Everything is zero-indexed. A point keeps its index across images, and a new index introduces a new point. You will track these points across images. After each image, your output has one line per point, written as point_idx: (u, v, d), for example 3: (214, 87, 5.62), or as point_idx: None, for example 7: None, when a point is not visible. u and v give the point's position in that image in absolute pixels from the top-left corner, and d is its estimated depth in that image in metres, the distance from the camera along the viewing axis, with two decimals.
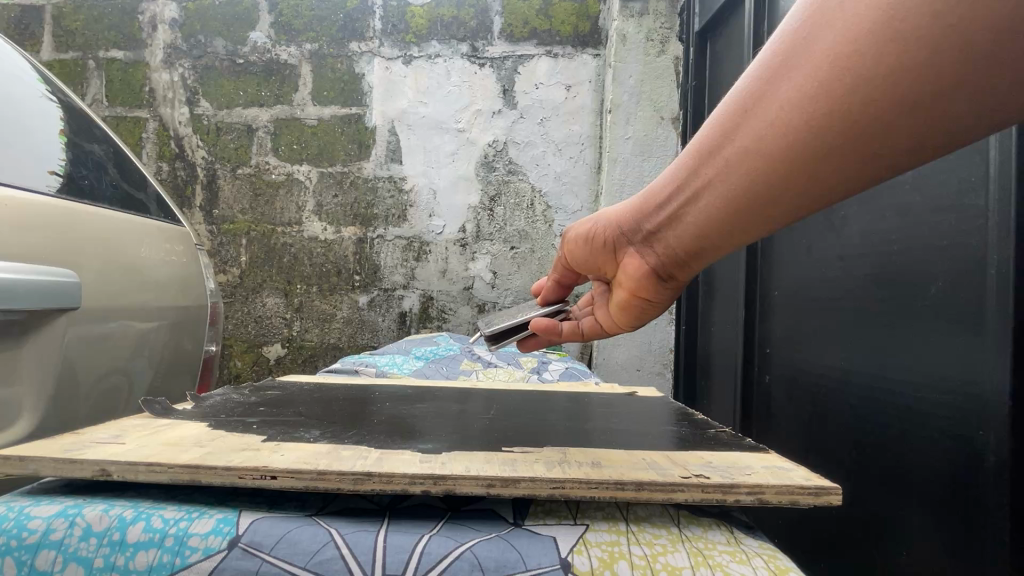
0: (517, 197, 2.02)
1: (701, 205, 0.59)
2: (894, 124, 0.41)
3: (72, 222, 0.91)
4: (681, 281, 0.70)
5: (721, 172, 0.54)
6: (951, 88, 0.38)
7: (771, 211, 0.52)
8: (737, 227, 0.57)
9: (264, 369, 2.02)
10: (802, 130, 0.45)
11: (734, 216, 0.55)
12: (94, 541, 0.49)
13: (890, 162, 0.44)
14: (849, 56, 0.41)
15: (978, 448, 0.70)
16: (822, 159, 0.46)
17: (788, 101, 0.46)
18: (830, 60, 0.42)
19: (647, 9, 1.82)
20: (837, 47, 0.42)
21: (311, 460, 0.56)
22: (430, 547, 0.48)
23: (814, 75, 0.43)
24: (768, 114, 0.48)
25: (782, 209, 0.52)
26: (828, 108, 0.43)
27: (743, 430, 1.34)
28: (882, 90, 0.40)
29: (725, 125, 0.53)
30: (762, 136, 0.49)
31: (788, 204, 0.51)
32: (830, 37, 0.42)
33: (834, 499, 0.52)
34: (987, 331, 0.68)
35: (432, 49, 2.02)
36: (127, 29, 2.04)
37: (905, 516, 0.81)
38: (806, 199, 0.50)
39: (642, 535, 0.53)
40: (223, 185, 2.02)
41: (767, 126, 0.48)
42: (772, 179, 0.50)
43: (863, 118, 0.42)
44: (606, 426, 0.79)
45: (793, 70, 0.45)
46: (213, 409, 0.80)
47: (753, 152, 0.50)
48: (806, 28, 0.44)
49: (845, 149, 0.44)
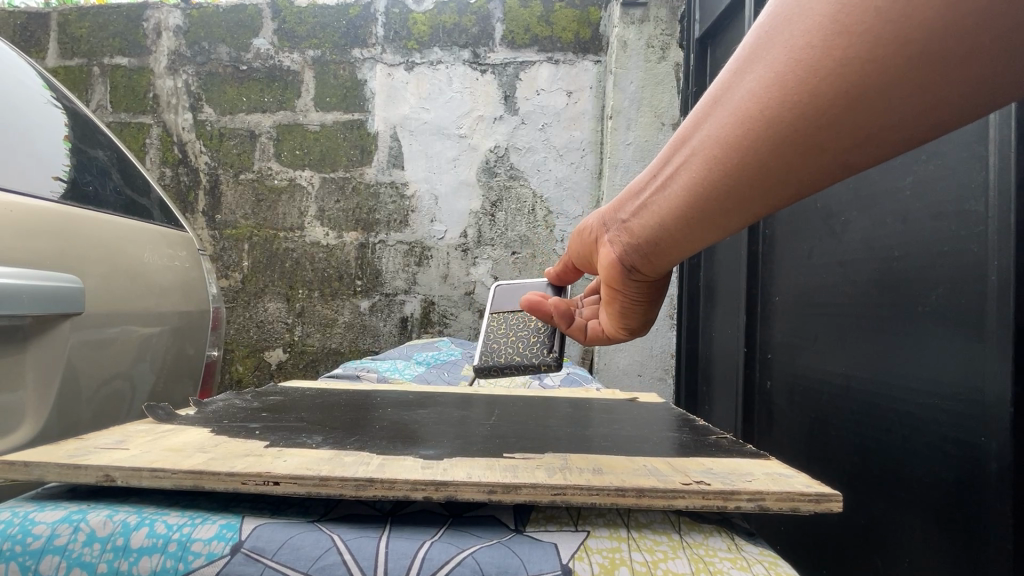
0: (518, 203, 2.02)
1: (667, 202, 0.56)
2: (843, 120, 0.40)
3: (77, 229, 0.92)
4: (653, 277, 0.65)
5: (681, 169, 0.53)
6: (898, 83, 0.37)
7: (739, 208, 0.50)
8: (695, 228, 0.55)
9: (265, 373, 2.03)
10: (756, 124, 0.44)
11: (692, 216, 0.54)
12: (98, 546, 0.49)
13: (860, 154, 0.41)
14: (802, 48, 0.40)
15: (980, 454, 0.70)
16: (788, 151, 0.43)
17: (745, 94, 0.45)
18: (786, 52, 0.41)
19: (647, 16, 1.83)
20: (794, 40, 0.41)
21: (314, 466, 0.56)
22: (431, 553, 0.49)
23: (772, 68, 0.42)
24: (727, 107, 0.47)
25: (751, 204, 0.49)
26: (780, 101, 0.42)
27: (744, 436, 1.34)
28: (831, 82, 0.39)
29: (692, 121, 0.52)
30: (720, 130, 0.47)
31: (756, 200, 0.48)
32: (789, 30, 0.41)
33: (835, 506, 0.52)
34: (988, 337, 0.69)
35: (434, 55, 2.03)
36: (131, 36, 2.06)
37: (907, 522, 0.81)
38: (760, 198, 0.48)
39: (643, 542, 0.53)
40: (226, 190, 2.03)
41: (731, 120, 0.46)
42: (727, 177, 0.48)
43: (814, 111, 0.40)
44: (607, 432, 0.79)
45: (753, 63, 0.44)
46: (216, 415, 0.81)
47: (718, 146, 0.48)
48: (769, 21, 0.43)
49: (798, 145, 0.43)
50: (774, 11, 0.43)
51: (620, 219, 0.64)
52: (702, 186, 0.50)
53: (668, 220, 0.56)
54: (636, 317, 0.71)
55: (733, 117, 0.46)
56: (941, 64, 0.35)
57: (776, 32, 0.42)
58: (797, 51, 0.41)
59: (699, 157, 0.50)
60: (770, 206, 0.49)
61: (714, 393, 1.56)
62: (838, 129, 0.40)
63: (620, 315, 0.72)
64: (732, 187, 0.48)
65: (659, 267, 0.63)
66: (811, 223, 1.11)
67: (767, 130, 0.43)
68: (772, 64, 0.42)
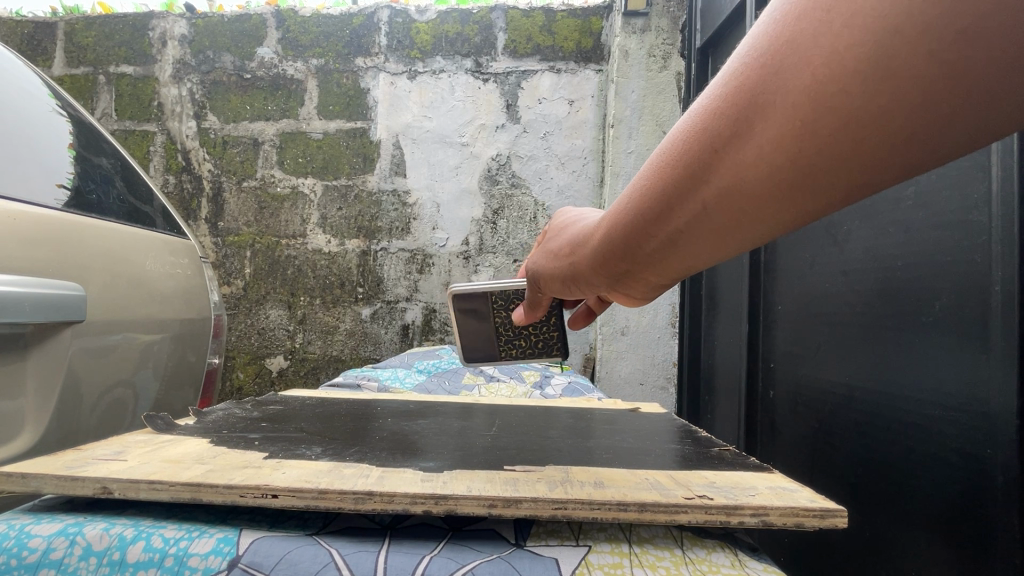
0: (520, 211, 2.03)
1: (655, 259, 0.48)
2: (864, 179, 0.33)
3: (78, 237, 0.92)
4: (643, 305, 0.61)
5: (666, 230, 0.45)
6: (936, 138, 0.30)
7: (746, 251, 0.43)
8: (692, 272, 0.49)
9: (266, 382, 2.02)
10: (749, 187, 0.36)
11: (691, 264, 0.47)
12: (93, 560, 0.49)
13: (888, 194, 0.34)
14: (803, 104, 0.32)
15: (987, 467, 0.69)
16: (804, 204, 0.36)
17: (733, 158, 0.36)
18: (780, 108, 0.33)
19: (649, 25, 1.84)
20: (789, 93, 0.32)
21: (313, 478, 0.55)
22: (431, 568, 0.48)
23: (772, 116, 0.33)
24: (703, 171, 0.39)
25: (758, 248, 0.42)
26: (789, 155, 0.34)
27: (747, 448, 1.32)
28: (846, 143, 0.31)
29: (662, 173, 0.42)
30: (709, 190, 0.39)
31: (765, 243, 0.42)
32: (782, 79, 0.32)
33: (840, 522, 0.52)
34: (993, 348, 0.68)
35: (436, 65, 2.05)
36: (137, 45, 2.08)
37: (912, 537, 0.80)
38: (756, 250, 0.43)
39: (646, 557, 0.52)
40: (228, 198, 2.04)
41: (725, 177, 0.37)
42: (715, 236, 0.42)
43: (823, 173, 0.34)
44: (609, 444, 0.78)
45: (729, 119, 0.36)
46: (215, 425, 0.80)
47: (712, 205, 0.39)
48: (748, 65, 0.34)
49: (799, 205, 0.36)
50: (754, 52, 0.34)
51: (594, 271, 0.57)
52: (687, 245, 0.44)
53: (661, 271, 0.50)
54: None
55: (718, 180, 0.38)
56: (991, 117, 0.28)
57: (763, 82, 0.33)
58: (796, 107, 0.32)
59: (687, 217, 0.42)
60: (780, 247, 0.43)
61: (717, 403, 1.55)
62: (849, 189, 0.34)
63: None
64: (722, 245, 0.42)
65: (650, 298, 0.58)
66: (813, 233, 1.11)
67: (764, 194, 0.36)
68: (763, 119, 0.34)
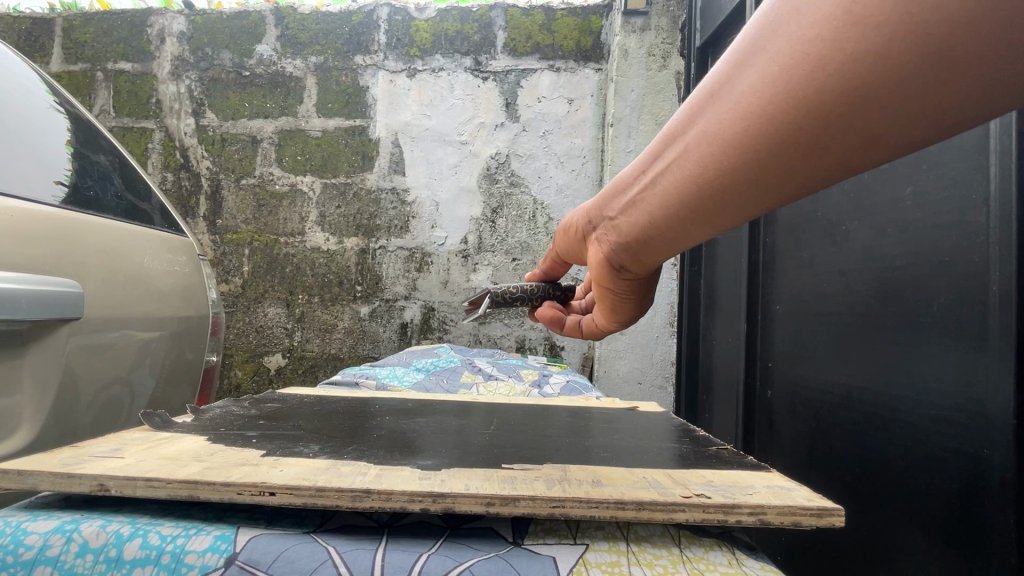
0: (519, 209, 2.03)
1: (662, 196, 0.57)
2: (830, 129, 0.40)
3: (75, 234, 0.91)
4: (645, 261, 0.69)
5: (674, 169, 0.54)
6: (891, 98, 0.37)
7: (732, 203, 0.51)
8: (686, 222, 0.57)
9: (264, 379, 2.02)
10: (732, 131, 0.46)
11: (687, 210, 0.55)
12: (89, 557, 0.49)
13: (852, 153, 0.41)
14: (791, 52, 0.40)
15: (983, 466, 0.69)
16: (779, 152, 0.44)
17: (733, 98, 0.45)
18: (774, 56, 0.41)
19: (649, 25, 1.84)
20: (781, 43, 0.41)
21: (311, 476, 0.55)
22: (429, 566, 0.48)
23: (769, 66, 0.42)
24: (707, 115, 0.49)
25: (742, 200, 0.50)
26: (772, 102, 0.42)
27: (745, 447, 1.33)
28: (804, 98, 0.40)
29: (685, 115, 0.52)
30: (711, 130, 0.48)
31: (748, 197, 0.49)
32: (778, 33, 0.41)
33: (838, 520, 0.51)
34: (990, 348, 0.68)
35: (436, 62, 2.04)
36: (135, 41, 2.07)
37: (908, 535, 0.81)
38: (735, 204, 0.51)
39: (643, 556, 0.52)
40: (227, 196, 2.04)
41: (726, 116, 0.46)
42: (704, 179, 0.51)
43: (792, 118, 0.41)
44: (607, 443, 0.79)
45: (741, 63, 0.44)
46: (213, 422, 0.80)
47: (711, 143, 0.48)
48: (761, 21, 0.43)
49: (772, 157, 0.45)
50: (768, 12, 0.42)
51: (610, 216, 0.69)
52: (682, 187, 0.53)
53: (663, 212, 0.58)
54: (623, 310, 0.81)
55: (721, 116, 0.47)
56: (915, 92, 0.36)
57: (766, 35, 0.42)
58: (785, 54, 0.40)
59: (693, 154, 0.51)
60: (763, 203, 0.50)
61: (715, 402, 1.55)
62: (817, 138, 0.41)
63: (614, 305, 0.80)
64: (712, 191, 0.51)
65: (652, 252, 0.66)
66: (812, 232, 1.11)
67: (740, 139, 0.45)
68: (761, 65, 0.43)
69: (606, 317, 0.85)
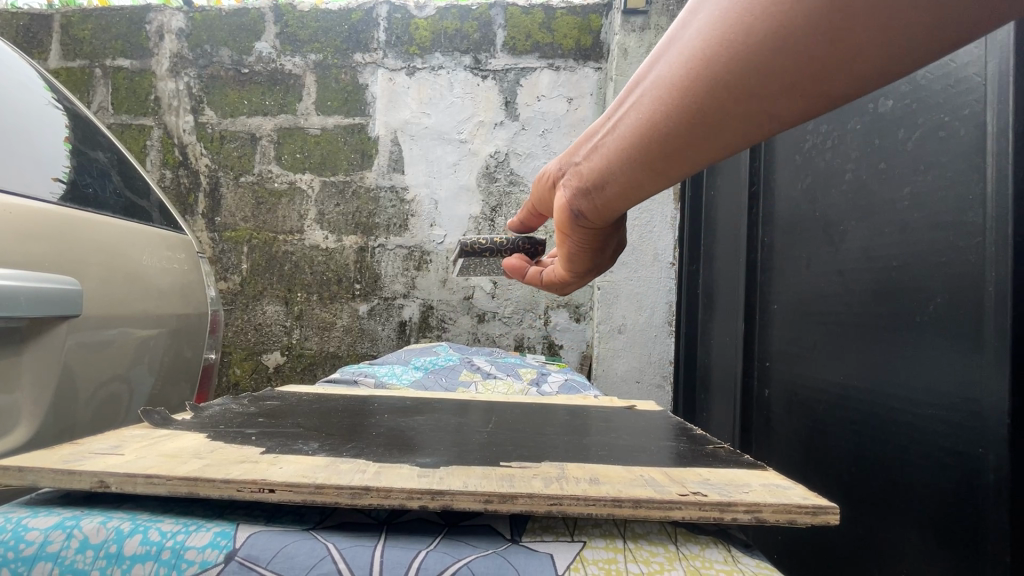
0: (518, 208, 2.03)
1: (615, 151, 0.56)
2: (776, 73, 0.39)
3: (74, 232, 0.91)
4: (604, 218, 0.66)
5: (627, 122, 0.52)
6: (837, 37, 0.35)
7: (684, 154, 0.50)
8: (640, 177, 0.55)
9: (263, 377, 2.02)
10: (679, 78, 0.44)
11: (639, 165, 0.54)
12: (90, 553, 0.49)
13: (800, 96, 0.40)
14: None
15: (978, 466, 0.69)
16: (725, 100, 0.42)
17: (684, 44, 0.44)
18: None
19: (648, 24, 1.84)
20: None
21: (310, 473, 0.55)
22: (427, 563, 0.48)
23: (718, 8, 0.40)
24: (662, 60, 0.47)
25: (693, 150, 0.49)
26: (719, 46, 0.40)
27: (742, 446, 1.33)
28: (750, 41, 0.38)
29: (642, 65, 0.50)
30: (661, 79, 0.46)
31: (699, 146, 0.48)
32: None
33: (832, 518, 0.52)
34: (985, 348, 0.69)
35: (435, 61, 2.04)
36: (134, 38, 2.06)
37: (903, 533, 0.81)
38: (684, 154, 0.49)
39: (640, 553, 0.53)
40: (225, 193, 2.04)
41: (675, 62, 0.45)
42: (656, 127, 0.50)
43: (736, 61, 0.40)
44: (604, 441, 0.79)
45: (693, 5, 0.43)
46: (212, 420, 0.80)
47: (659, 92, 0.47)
48: None
49: (720, 106, 0.43)
50: None
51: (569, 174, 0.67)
52: (634, 135, 0.51)
53: (616, 168, 0.57)
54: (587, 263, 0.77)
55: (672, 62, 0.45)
56: (863, 31, 0.34)
57: None
58: None
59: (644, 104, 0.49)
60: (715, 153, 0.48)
61: (712, 401, 1.56)
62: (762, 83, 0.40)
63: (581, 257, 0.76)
64: (663, 143, 0.49)
65: (609, 212, 0.64)
66: (809, 232, 1.11)
67: (685, 85, 0.44)
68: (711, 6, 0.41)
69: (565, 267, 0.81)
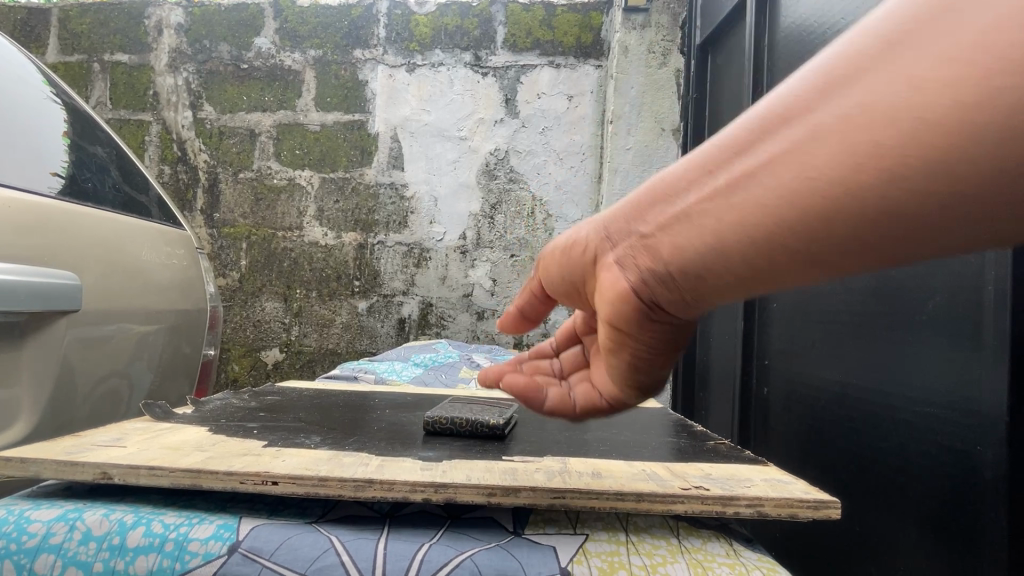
0: (518, 206, 2.03)
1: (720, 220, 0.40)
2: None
3: (73, 225, 0.91)
4: (667, 315, 0.49)
5: (752, 180, 0.38)
6: None
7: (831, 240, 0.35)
8: (751, 263, 0.40)
9: (262, 373, 2.02)
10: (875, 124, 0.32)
11: (763, 245, 0.38)
12: (94, 544, 0.49)
13: None
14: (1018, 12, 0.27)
15: (976, 463, 0.70)
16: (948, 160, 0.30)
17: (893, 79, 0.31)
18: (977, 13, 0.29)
19: (649, 21, 1.84)
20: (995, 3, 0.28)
21: (312, 466, 0.56)
22: (431, 555, 0.48)
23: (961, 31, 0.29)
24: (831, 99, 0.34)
25: (849, 239, 0.34)
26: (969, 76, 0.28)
27: (741, 443, 1.34)
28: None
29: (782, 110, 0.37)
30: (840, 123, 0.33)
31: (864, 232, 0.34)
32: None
33: (833, 512, 0.52)
34: (984, 346, 0.69)
35: (435, 57, 2.04)
36: (132, 33, 2.05)
37: (902, 529, 0.82)
38: (836, 239, 0.35)
39: (642, 546, 0.53)
40: (225, 189, 2.03)
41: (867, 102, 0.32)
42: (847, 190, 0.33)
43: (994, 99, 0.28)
44: (605, 436, 0.79)
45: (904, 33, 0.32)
46: (214, 414, 0.80)
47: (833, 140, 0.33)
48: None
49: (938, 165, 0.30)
50: None
51: (624, 238, 0.50)
52: (769, 200, 0.37)
53: (716, 244, 0.41)
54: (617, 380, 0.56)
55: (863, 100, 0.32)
56: None
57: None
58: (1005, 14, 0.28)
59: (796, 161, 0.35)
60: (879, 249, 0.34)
61: (711, 398, 1.56)
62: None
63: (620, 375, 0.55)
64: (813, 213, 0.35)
65: (678, 305, 0.48)
66: None
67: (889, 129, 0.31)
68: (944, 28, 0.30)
69: (608, 382, 0.58)
